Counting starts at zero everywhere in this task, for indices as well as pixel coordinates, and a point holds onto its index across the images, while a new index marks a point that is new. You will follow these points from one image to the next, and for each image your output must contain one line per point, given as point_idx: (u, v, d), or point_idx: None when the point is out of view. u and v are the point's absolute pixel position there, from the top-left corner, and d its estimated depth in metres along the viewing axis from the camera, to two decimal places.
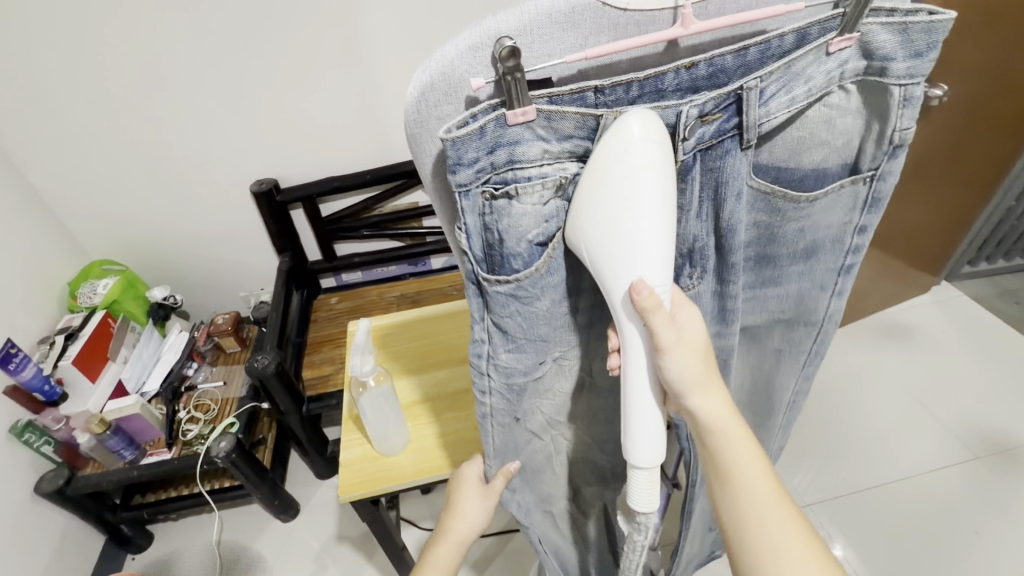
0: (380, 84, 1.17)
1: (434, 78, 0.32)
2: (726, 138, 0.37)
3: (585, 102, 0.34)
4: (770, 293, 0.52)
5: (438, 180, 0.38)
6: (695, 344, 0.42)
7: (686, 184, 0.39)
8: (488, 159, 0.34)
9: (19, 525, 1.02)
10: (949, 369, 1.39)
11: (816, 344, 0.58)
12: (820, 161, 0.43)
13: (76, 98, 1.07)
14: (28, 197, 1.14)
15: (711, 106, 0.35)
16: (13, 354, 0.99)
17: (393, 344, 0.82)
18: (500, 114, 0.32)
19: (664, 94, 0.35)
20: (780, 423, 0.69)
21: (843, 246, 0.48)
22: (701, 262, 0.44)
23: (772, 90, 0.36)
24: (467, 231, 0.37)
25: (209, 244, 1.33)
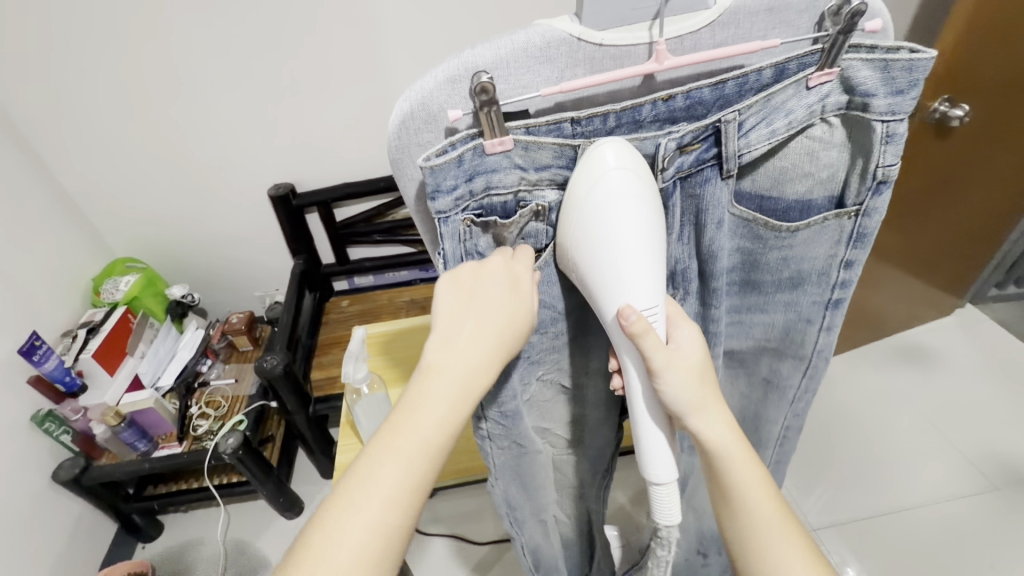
0: (394, 92, 1.20)
1: (415, 108, 0.33)
2: (705, 166, 0.38)
3: (562, 133, 0.35)
4: (755, 319, 0.53)
5: (418, 201, 0.39)
6: (690, 363, 0.41)
7: (667, 211, 0.39)
8: (466, 186, 0.35)
9: (36, 510, 1.07)
10: (968, 394, 1.35)
11: (805, 380, 0.57)
12: (804, 192, 0.43)
13: (106, 103, 1.12)
14: (57, 196, 1.20)
15: (688, 138, 0.36)
16: (36, 346, 1.04)
17: (391, 351, 0.83)
18: (479, 143, 0.34)
19: (641, 124, 0.36)
20: (771, 455, 0.69)
21: (829, 280, 0.48)
22: (684, 283, 0.45)
23: (751, 122, 0.36)
24: (445, 256, 0.39)
25: (227, 244, 1.37)
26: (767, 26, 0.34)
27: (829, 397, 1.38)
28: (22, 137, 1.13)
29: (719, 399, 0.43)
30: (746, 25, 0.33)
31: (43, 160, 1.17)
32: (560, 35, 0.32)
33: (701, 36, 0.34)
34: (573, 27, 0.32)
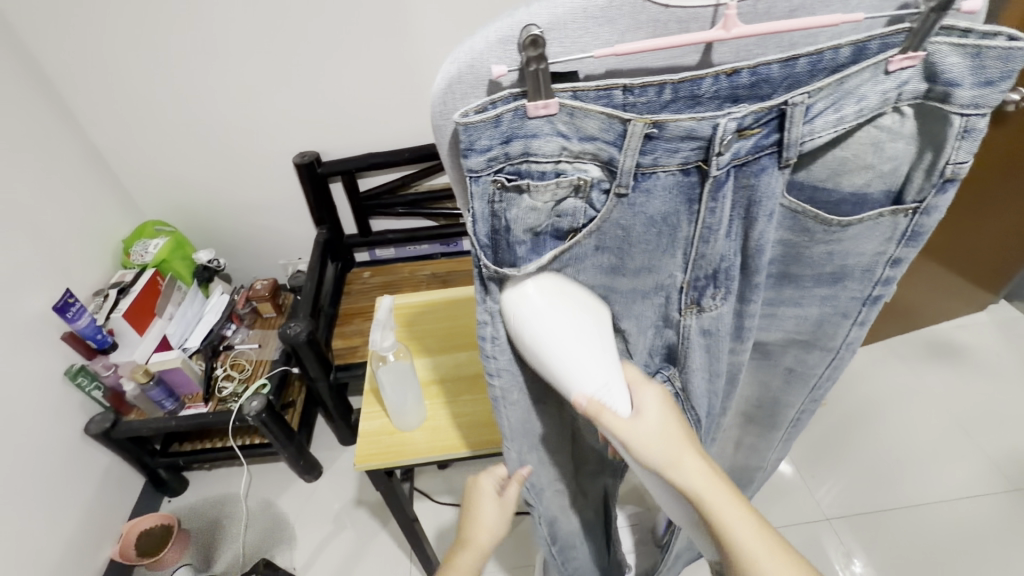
0: (424, 61, 1.17)
1: (462, 71, 0.32)
2: (763, 154, 0.35)
3: (612, 102, 0.32)
4: (788, 313, 0.51)
5: (454, 166, 0.38)
6: (658, 427, 0.43)
7: (717, 203, 0.37)
8: (503, 148, 0.33)
9: (69, 460, 1.11)
10: (997, 393, 1.31)
11: (828, 369, 0.56)
12: (862, 184, 0.41)
13: (136, 63, 1.11)
14: (90, 155, 1.21)
15: (750, 120, 0.33)
16: (70, 303, 1.07)
17: (416, 323, 0.84)
18: (520, 105, 0.32)
19: (700, 100, 0.33)
20: (780, 437, 0.67)
21: (872, 277, 0.46)
22: (726, 283, 0.42)
23: (819, 107, 0.34)
24: (473, 216, 0.36)
25: (252, 211, 1.38)
26: None
27: (852, 389, 1.36)
28: (56, 95, 1.13)
29: (696, 447, 0.44)
30: None
31: (75, 118, 1.18)
32: None
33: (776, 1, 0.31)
34: None
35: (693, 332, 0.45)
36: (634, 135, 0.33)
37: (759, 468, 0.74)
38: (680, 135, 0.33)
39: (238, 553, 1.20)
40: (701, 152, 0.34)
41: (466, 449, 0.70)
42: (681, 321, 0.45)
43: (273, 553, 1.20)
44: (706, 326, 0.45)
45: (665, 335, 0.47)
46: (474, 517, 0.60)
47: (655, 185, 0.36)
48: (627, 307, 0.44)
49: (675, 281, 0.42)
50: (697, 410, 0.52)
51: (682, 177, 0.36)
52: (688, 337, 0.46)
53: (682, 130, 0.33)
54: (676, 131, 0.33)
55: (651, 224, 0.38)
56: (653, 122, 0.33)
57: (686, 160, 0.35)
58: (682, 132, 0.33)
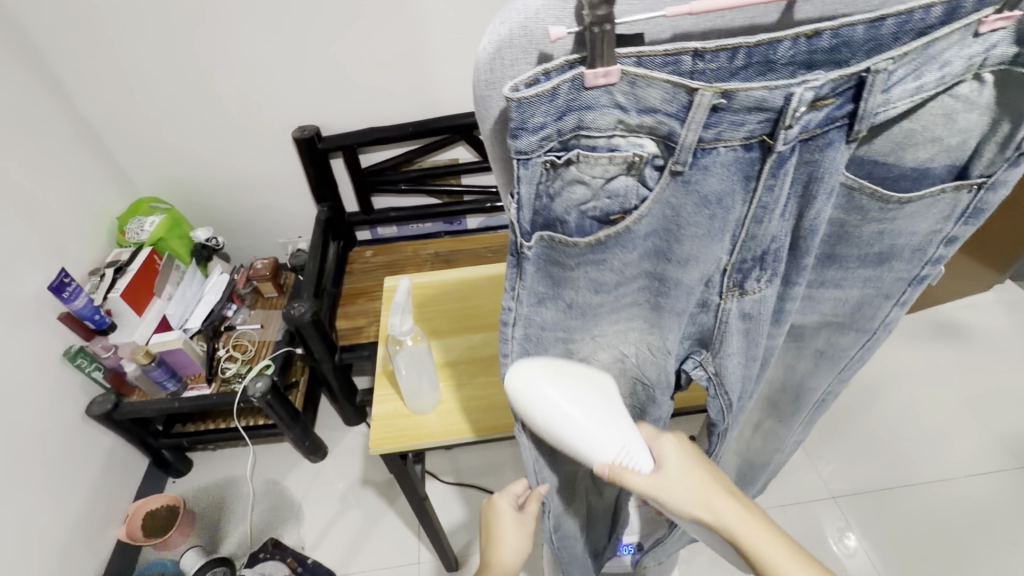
0: (429, 30, 1.11)
1: (514, 32, 0.28)
2: (833, 127, 0.33)
3: (679, 69, 0.29)
4: (826, 295, 0.48)
5: (495, 145, 0.35)
6: (681, 474, 0.41)
7: (777, 179, 0.34)
8: (556, 126, 0.30)
9: (71, 442, 1.09)
10: (1002, 374, 1.31)
11: (861, 352, 0.54)
12: (926, 158, 0.38)
13: (126, 31, 1.05)
14: (80, 129, 1.16)
15: (827, 90, 0.30)
16: (65, 284, 1.04)
17: (431, 304, 0.81)
18: (578, 73, 0.28)
19: (773, 67, 0.30)
20: (802, 419, 0.64)
21: (922, 257, 0.44)
22: (773, 265, 0.40)
23: (899, 75, 0.31)
24: (519, 202, 0.33)
25: (250, 188, 1.33)
26: None
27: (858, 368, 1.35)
28: (43, 65, 1.07)
29: (723, 485, 0.42)
30: None
31: (64, 89, 1.12)
32: None
33: None
34: None
35: (732, 316, 0.44)
36: (700, 107, 0.30)
37: (774, 453, 0.71)
38: (748, 106, 0.30)
39: (245, 533, 1.20)
40: (769, 126, 0.32)
41: (472, 435, 0.68)
42: (722, 304, 0.43)
43: (280, 532, 1.20)
44: (747, 309, 0.43)
45: (703, 318, 0.45)
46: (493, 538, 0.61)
47: (713, 162, 0.33)
48: (670, 299, 0.42)
49: (719, 263, 0.40)
50: (730, 395, 0.50)
51: (742, 153, 0.33)
52: (727, 321, 0.44)
53: (751, 101, 0.30)
54: (745, 102, 0.30)
55: (703, 204, 0.35)
56: (722, 92, 0.29)
57: (750, 134, 0.32)
58: (750, 103, 0.30)
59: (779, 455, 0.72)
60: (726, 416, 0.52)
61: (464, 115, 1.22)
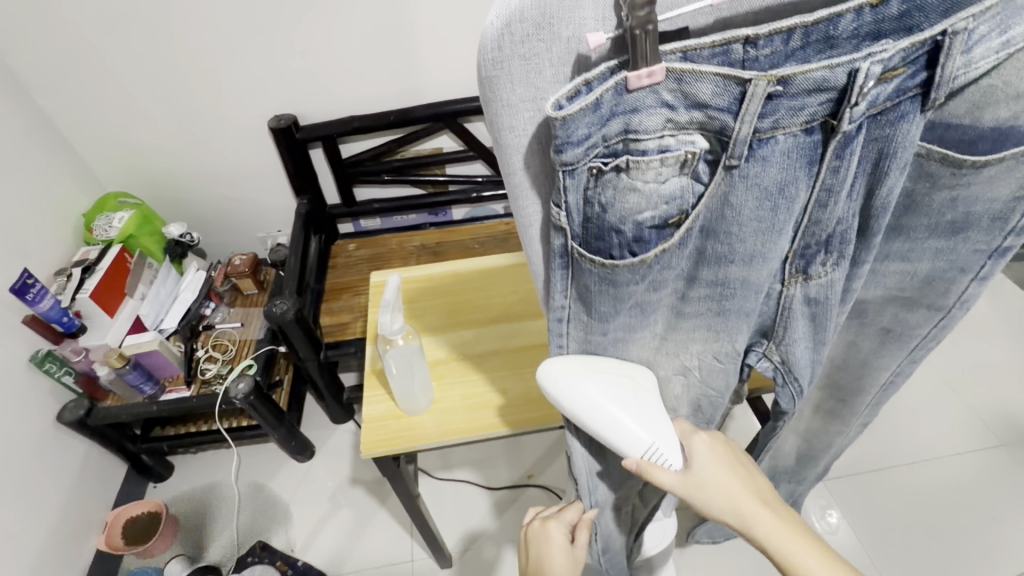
0: (408, 14, 1.07)
1: (526, 5, 0.26)
2: (905, 99, 0.30)
3: (729, 59, 0.27)
4: (891, 269, 0.45)
5: (533, 140, 0.31)
6: (708, 473, 0.45)
7: (843, 161, 0.31)
8: (601, 132, 0.28)
9: (45, 452, 1.04)
10: (983, 352, 1.34)
11: (935, 330, 0.50)
12: (1007, 117, 0.34)
13: (82, 15, 0.98)
14: (37, 120, 1.09)
15: (897, 60, 0.28)
16: (30, 284, 0.99)
17: (418, 300, 0.79)
18: (621, 79, 0.27)
19: (834, 43, 0.28)
20: (869, 401, 0.61)
21: (1005, 227, 0.40)
22: (839, 248, 0.37)
23: (981, 32, 0.28)
24: (565, 209, 0.31)
25: (224, 181, 1.28)
26: None
27: None
28: None
29: (749, 487, 0.46)
30: None
31: (18, 78, 1.05)
32: None
33: None
34: None
35: (795, 303, 0.41)
36: (755, 97, 0.28)
37: (836, 435, 0.68)
38: (807, 88, 0.28)
39: (232, 538, 1.17)
40: (832, 106, 0.29)
41: (506, 428, 0.65)
42: (784, 292, 0.40)
43: (269, 536, 1.17)
44: (813, 295, 0.40)
45: (763, 307, 0.42)
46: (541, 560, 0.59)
47: (773, 151, 0.30)
48: (738, 300, 0.39)
49: (782, 254, 0.37)
50: (800, 382, 0.47)
51: (804, 138, 0.30)
52: (790, 307, 0.41)
53: (810, 82, 0.28)
54: (803, 85, 0.28)
55: (766, 198, 0.32)
56: (778, 79, 0.27)
57: (811, 117, 0.29)
58: (810, 85, 0.28)
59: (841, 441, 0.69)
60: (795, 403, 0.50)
61: (447, 102, 1.18)
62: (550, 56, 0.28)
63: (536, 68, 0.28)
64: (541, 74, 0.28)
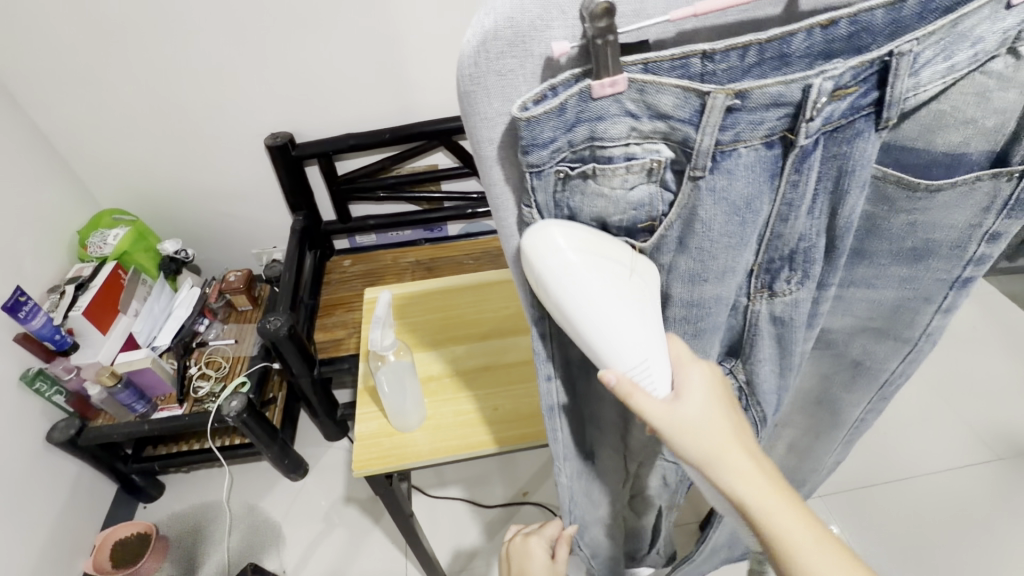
0: (403, 33, 1.09)
1: (499, 24, 0.27)
2: (859, 116, 0.30)
3: (688, 72, 0.28)
4: (858, 296, 0.45)
5: (501, 150, 0.32)
6: (698, 415, 0.37)
7: (801, 175, 0.32)
8: (566, 138, 0.29)
9: (34, 472, 1.03)
10: (976, 367, 1.34)
11: (902, 366, 0.50)
12: (960, 143, 0.34)
13: (82, 37, 1.00)
14: (35, 139, 1.10)
15: (848, 78, 0.28)
16: (22, 302, 0.98)
17: (410, 315, 0.79)
18: (585, 87, 0.27)
19: (789, 61, 0.28)
20: (841, 438, 0.61)
21: (962, 255, 0.40)
22: (804, 265, 0.37)
23: (927, 56, 0.29)
24: (536, 210, 0.32)
25: (219, 198, 1.28)
26: None
27: None
28: None
29: (743, 442, 0.38)
30: None
31: (14, 96, 1.06)
32: None
33: None
34: None
35: (762, 319, 0.41)
36: (714, 109, 0.28)
37: (810, 471, 0.68)
38: (765, 103, 0.28)
39: (223, 560, 1.14)
40: (789, 120, 0.29)
41: (495, 445, 0.65)
42: (750, 308, 0.41)
43: (260, 557, 1.15)
44: (778, 313, 0.40)
45: (731, 322, 0.42)
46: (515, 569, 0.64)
47: (736, 164, 0.31)
48: (707, 319, 0.39)
49: (746, 267, 0.37)
50: (763, 407, 0.48)
51: (764, 152, 0.31)
52: (757, 324, 0.41)
53: (767, 97, 0.28)
54: (761, 100, 0.28)
55: (733, 213, 0.32)
56: (736, 92, 0.28)
57: (770, 131, 0.30)
58: (766, 100, 0.28)
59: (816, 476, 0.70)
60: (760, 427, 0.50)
61: (442, 120, 1.20)
62: (524, 72, 0.28)
63: (510, 83, 0.29)
64: (516, 88, 0.29)
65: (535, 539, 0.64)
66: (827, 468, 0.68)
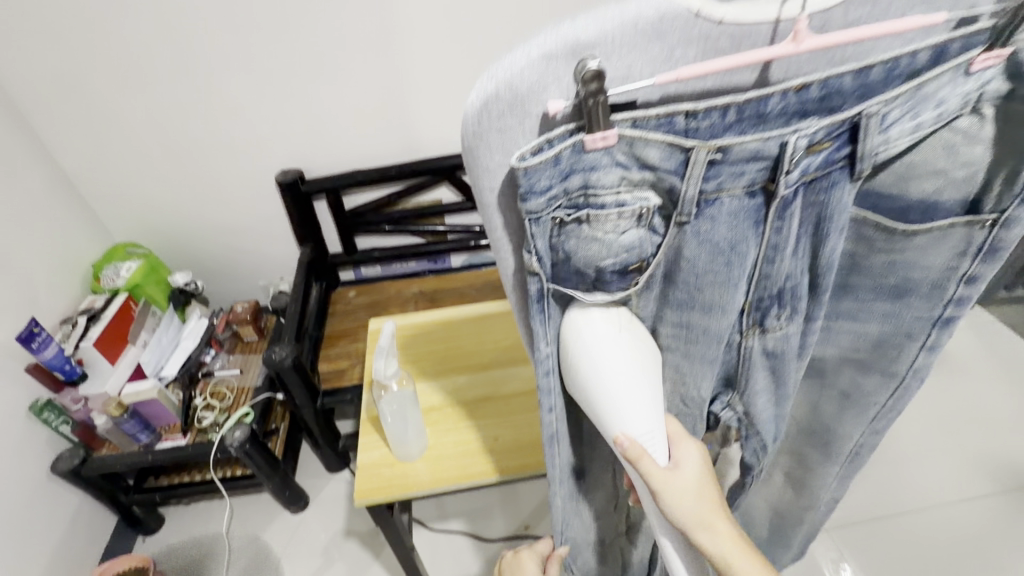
0: (410, 76, 1.15)
1: (500, 89, 0.30)
2: (834, 169, 0.34)
3: (673, 128, 0.30)
4: (843, 328, 0.48)
5: (500, 198, 0.35)
6: (693, 483, 0.41)
7: (784, 221, 0.35)
8: (562, 185, 0.32)
9: (36, 503, 1.03)
10: (979, 400, 1.33)
11: (892, 400, 0.51)
12: (932, 192, 0.37)
13: (107, 81, 1.07)
14: (57, 177, 1.15)
15: (820, 135, 0.31)
16: (36, 333, 1.00)
17: (413, 346, 0.81)
18: (578, 140, 0.30)
19: (765, 119, 0.30)
20: (835, 473, 0.62)
21: (943, 295, 0.42)
22: (791, 302, 0.40)
23: (894, 116, 0.32)
24: (536, 255, 0.35)
25: (230, 231, 1.33)
26: (908, 4, 0.28)
27: None
28: (20, 115, 1.08)
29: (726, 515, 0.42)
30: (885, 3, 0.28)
31: (41, 136, 1.12)
32: (678, 8, 0.28)
33: (834, 13, 0.28)
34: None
35: (755, 353, 0.43)
36: (697, 163, 0.31)
37: (806, 508, 0.68)
38: (745, 157, 0.31)
39: None
40: (768, 172, 0.32)
41: (495, 474, 0.66)
42: (743, 343, 0.43)
43: None
44: (769, 347, 0.43)
45: (726, 356, 0.44)
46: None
47: (720, 211, 0.34)
48: (699, 348, 0.42)
49: (738, 306, 0.39)
50: (762, 437, 0.50)
51: (747, 201, 0.34)
52: (750, 358, 0.43)
53: (746, 152, 0.31)
54: (741, 154, 0.31)
55: (717, 252, 0.36)
56: (717, 147, 0.31)
57: (751, 182, 0.33)
58: (746, 155, 0.31)
59: (813, 514, 0.69)
60: (761, 455, 0.52)
61: (446, 156, 1.25)
62: (522, 130, 0.31)
63: (511, 138, 0.32)
64: (516, 143, 0.32)
65: (523, 556, 0.66)
66: (825, 506, 0.68)
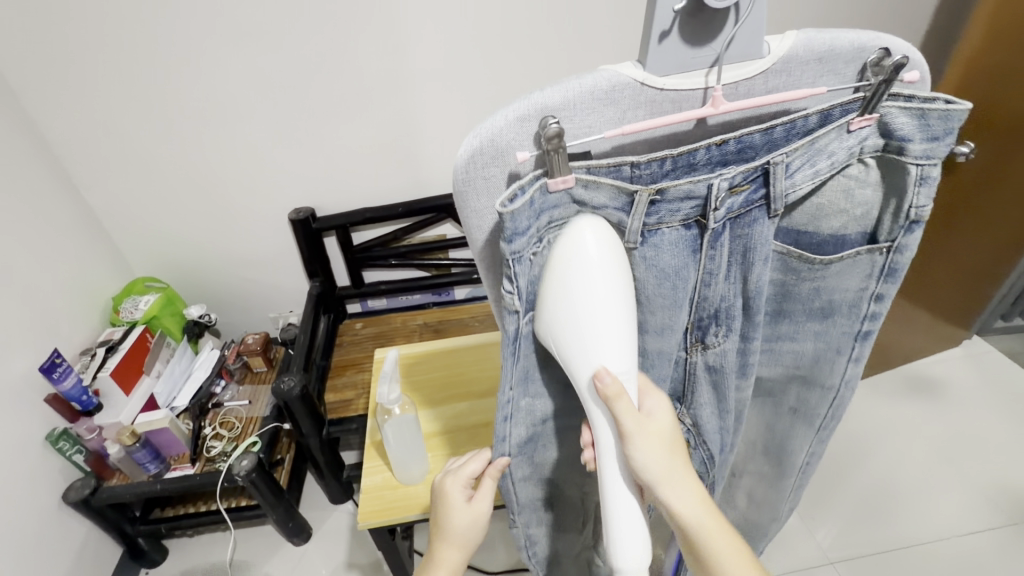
0: (418, 122, 1.23)
1: (484, 144, 0.35)
2: (754, 207, 0.38)
3: (621, 175, 0.36)
4: (786, 348, 0.53)
5: (481, 232, 0.40)
6: (661, 434, 0.42)
7: (716, 251, 0.40)
8: (536, 224, 0.36)
9: (45, 532, 1.05)
10: (984, 430, 1.33)
11: (831, 411, 0.56)
12: (840, 227, 0.44)
13: (138, 127, 1.16)
14: (85, 215, 1.23)
15: (739, 179, 0.36)
16: (57, 363, 1.05)
17: (416, 373, 0.84)
18: (543, 181, 0.35)
19: (695, 167, 0.36)
20: (792, 484, 0.65)
21: (859, 313, 0.47)
22: (727, 321, 0.44)
23: (797, 164, 0.37)
24: (516, 291, 0.39)
25: (244, 265, 1.39)
26: (812, 72, 0.35)
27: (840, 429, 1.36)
28: (55, 158, 1.16)
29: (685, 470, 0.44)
30: (796, 73, 0.35)
31: (73, 177, 1.20)
32: (625, 79, 0.34)
33: (754, 82, 0.35)
34: (637, 73, 0.34)
35: (699, 369, 0.47)
36: (641, 203, 0.36)
37: (770, 520, 0.71)
38: (679, 196, 0.37)
39: None
40: (700, 209, 0.37)
41: None
42: (688, 359, 0.46)
43: None
44: (712, 362, 0.46)
45: (673, 374, 0.48)
46: (444, 531, 0.56)
47: (662, 241, 0.38)
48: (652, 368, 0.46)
49: (682, 325, 0.44)
50: (709, 446, 0.52)
51: (684, 232, 0.38)
52: (695, 373, 0.47)
53: (680, 192, 0.36)
54: (676, 194, 0.36)
55: (662, 277, 0.40)
56: (657, 189, 0.36)
57: (686, 217, 0.38)
58: (681, 194, 0.36)
59: (777, 525, 0.72)
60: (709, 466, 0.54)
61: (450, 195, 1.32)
62: (502, 177, 0.36)
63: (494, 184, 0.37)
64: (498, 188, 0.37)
65: (450, 477, 0.57)
66: (784, 514, 0.71)
